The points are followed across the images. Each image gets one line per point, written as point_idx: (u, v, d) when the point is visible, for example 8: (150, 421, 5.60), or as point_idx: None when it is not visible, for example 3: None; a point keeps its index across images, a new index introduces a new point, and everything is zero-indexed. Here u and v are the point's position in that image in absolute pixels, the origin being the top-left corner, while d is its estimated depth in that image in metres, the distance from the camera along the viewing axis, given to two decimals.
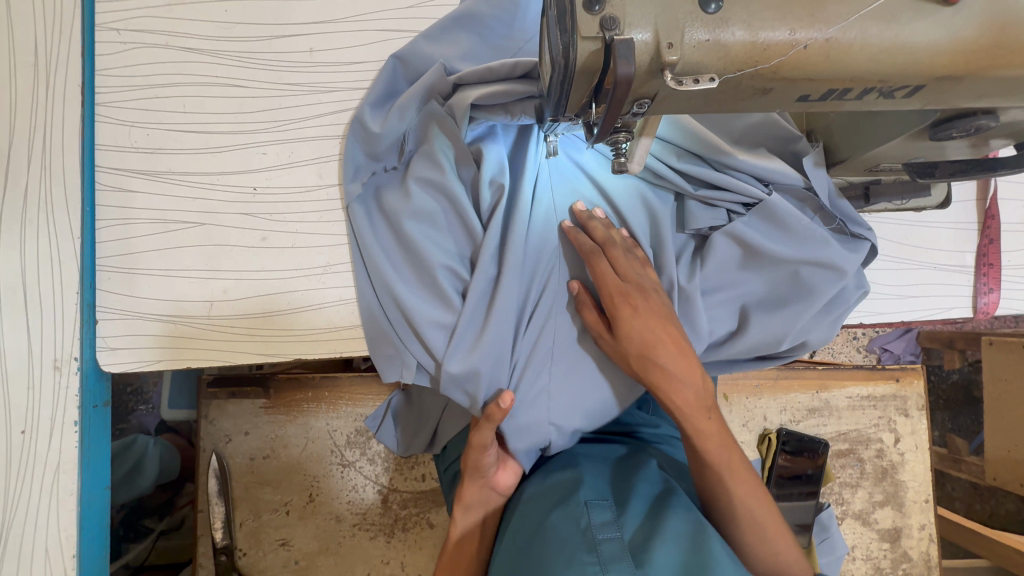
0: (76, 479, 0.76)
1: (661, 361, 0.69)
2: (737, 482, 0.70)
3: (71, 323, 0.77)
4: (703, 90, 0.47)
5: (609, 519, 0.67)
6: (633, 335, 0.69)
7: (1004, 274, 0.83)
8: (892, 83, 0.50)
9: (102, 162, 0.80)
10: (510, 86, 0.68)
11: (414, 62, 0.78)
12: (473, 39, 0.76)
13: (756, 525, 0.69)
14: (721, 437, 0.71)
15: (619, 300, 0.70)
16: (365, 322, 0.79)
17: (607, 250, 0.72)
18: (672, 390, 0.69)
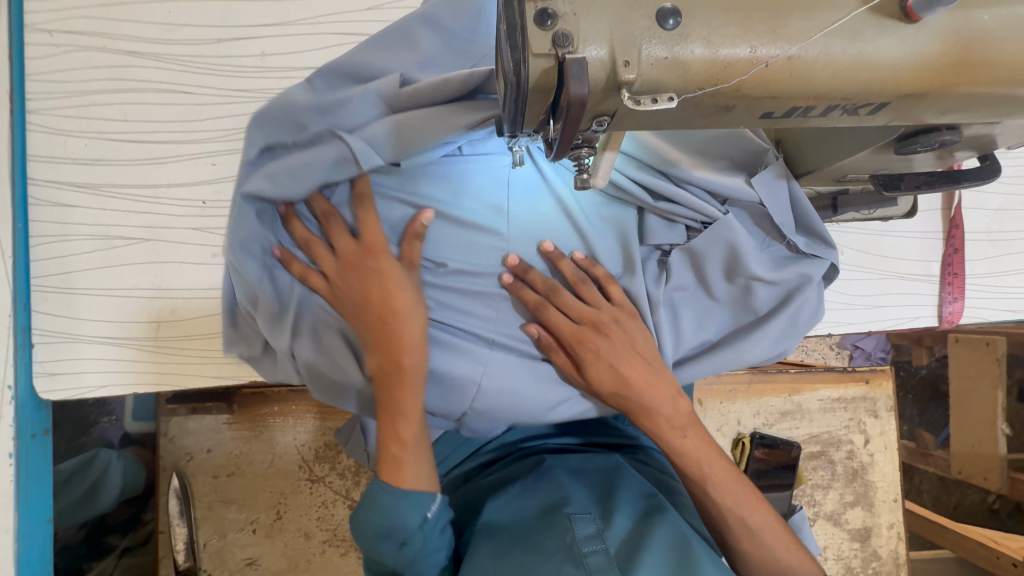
0: (13, 515, 0.71)
1: (630, 393, 0.69)
2: (723, 491, 0.69)
3: (3, 349, 0.71)
4: (662, 109, 0.45)
5: (593, 531, 0.66)
6: (600, 378, 0.70)
7: (967, 284, 0.84)
8: (855, 100, 0.49)
9: (36, 174, 0.75)
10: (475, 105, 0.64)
11: (361, 61, 0.71)
12: (435, 44, 0.72)
13: (747, 528, 0.68)
14: (702, 442, 0.71)
15: (577, 345, 0.70)
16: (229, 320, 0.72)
17: (552, 300, 0.70)
18: (647, 416, 0.70)
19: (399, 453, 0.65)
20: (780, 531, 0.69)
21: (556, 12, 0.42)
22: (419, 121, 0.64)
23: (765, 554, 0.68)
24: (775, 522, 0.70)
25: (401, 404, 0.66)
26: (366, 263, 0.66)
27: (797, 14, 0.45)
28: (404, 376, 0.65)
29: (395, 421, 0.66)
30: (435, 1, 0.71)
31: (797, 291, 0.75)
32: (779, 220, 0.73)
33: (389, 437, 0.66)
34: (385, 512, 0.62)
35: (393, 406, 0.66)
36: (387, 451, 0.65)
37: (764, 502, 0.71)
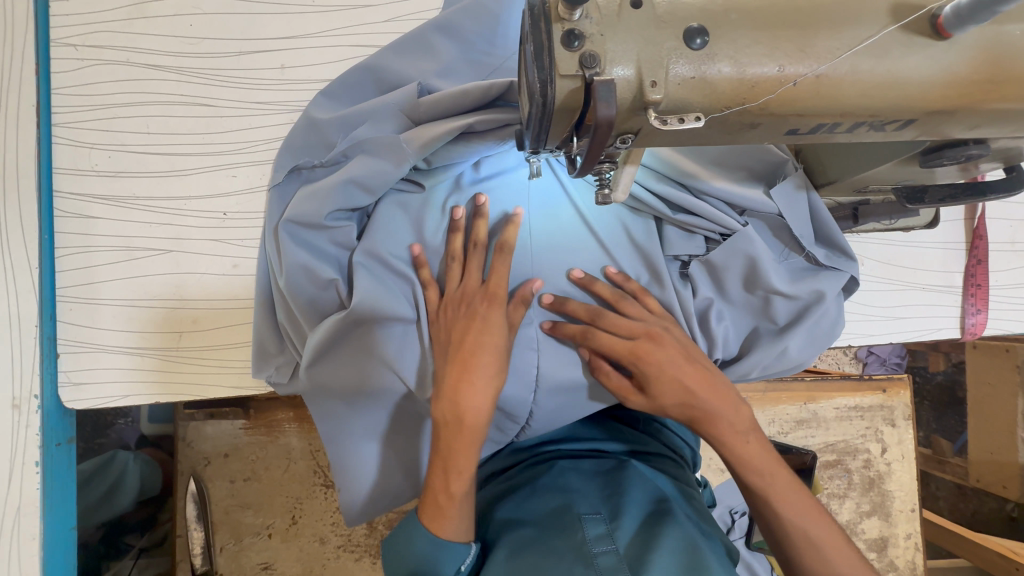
0: (39, 522, 0.73)
1: (693, 402, 0.64)
2: (789, 504, 0.62)
3: (30, 358, 0.73)
4: (689, 129, 0.45)
5: (604, 531, 0.67)
6: (664, 394, 0.65)
7: (991, 295, 0.83)
8: (883, 117, 0.48)
9: (61, 187, 0.76)
10: (485, 114, 0.65)
11: (384, 71, 0.73)
12: (452, 53, 0.72)
13: (812, 541, 0.60)
14: (762, 448, 0.65)
15: (632, 360, 0.66)
16: (257, 337, 0.74)
17: (598, 322, 0.70)
18: (709, 424, 0.64)
19: (445, 502, 0.60)
20: (849, 550, 0.60)
21: (583, 32, 0.42)
22: (430, 128, 0.65)
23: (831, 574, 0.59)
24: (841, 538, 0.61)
25: (454, 455, 0.61)
26: (484, 305, 0.65)
27: (826, 32, 0.45)
28: (467, 424, 0.61)
29: (447, 465, 0.60)
30: (455, 9, 0.72)
31: (816, 304, 0.74)
32: (797, 231, 0.72)
33: (438, 483, 0.60)
34: (424, 554, 0.59)
35: (444, 442, 0.61)
36: (431, 498, 0.60)
37: (829, 515, 0.62)
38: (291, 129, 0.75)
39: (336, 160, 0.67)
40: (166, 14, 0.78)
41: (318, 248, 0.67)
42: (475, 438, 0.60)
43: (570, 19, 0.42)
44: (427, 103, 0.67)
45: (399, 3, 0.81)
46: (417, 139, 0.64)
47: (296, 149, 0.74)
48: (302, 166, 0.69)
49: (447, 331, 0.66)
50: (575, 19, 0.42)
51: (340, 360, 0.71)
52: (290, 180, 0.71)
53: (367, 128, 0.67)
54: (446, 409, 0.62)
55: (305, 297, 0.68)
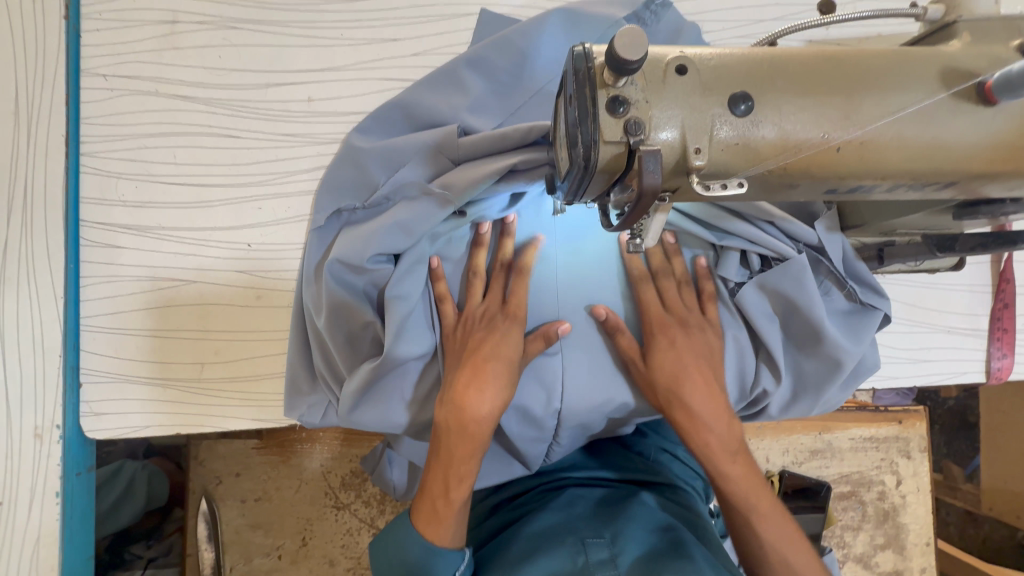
0: (57, 553, 0.73)
1: (688, 396, 0.67)
2: (768, 526, 0.65)
3: (52, 388, 0.73)
4: (731, 194, 0.44)
5: (607, 556, 0.69)
6: (695, 389, 0.67)
7: (1017, 339, 0.82)
8: (925, 180, 0.47)
9: (87, 216, 0.76)
10: (525, 154, 0.63)
11: (415, 107, 0.72)
12: (482, 87, 0.71)
13: (791, 569, 0.63)
14: (751, 475, 0.67)
15: (658, 327, 0.69)
16: (290, 374, 0.74)
17: (657, 279, 0.72)
18: (697, 429, 0.67)
19: (443, 510, 0.63)
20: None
21: (627, 98, 0.42)
22: (468, 171, 0.64)
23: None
24: (804, 544, 0.65)
25: (453, 460, 0.63)
26: (504, 323, 0.67)
27: (869, 99, 0.45)
28: (469, 431, 0.63)
29: (449, 471, 0.63)
30: (484, 44, 0.71)
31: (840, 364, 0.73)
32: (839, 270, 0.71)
33: (437, 489, 0.64)
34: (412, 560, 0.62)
35: (440, 448, 0.63)
36: (429, 505, 0.63)
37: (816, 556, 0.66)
38: (330, 164, 0.76)
39: (380, 203, 0.68)
40: (195, 45, 0.78)
41: (354, 289, 0.67)
42: (476, 448, 0.62)
43: (615, 85, 0.42)
44: (465, 144, 0.66)
45: (426, 36, 0.81)
46: (458, 182, 0.64)
47: (333, 187, 0.73)
48: (343, 208, 0.69)
49: (461, 343, 0.67)
50: (619, 86, 0.42)
51: (374, 401, 0.69)
52: (331, 224, 0.71)
53: (408, 170, 0.67)
54: (448, 413, 0.63)
55: (341, 338, 0.69)
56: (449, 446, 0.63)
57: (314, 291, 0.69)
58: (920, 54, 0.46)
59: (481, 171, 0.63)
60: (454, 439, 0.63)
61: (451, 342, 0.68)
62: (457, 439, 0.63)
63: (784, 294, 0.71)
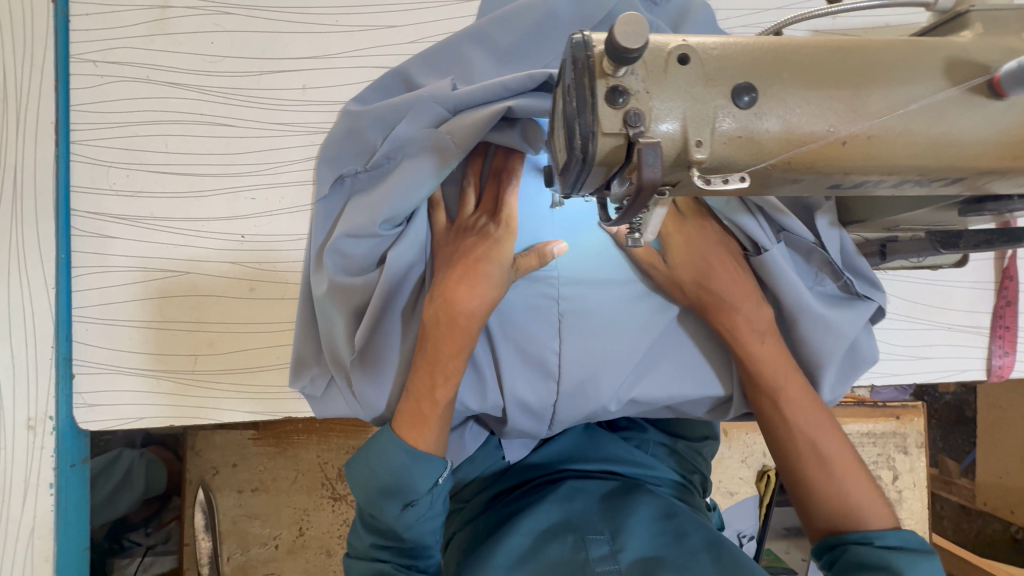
0: (52, 544, 0.72)
1: (716, 284, 0.67)
2: (795, 410, 0.67)
3: (45, 380, 0.72)
4: (731, 188, 0.43)
5: (607, 552, 0.69)
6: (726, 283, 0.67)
7: (1019, 337, 0.81)
8: (932, 175, 0.46)
9: (78, 205, 0.75)
10: (525, 99, 0.62)
11: (416, 79, 0.72)
12: (485, 58, 0.70)
13: (818, 456, 0.65)
14: (785, 362, 0.68)
15: (678, 224, 0.68)
16: (296, 349, 0.74)
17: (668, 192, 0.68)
18: (725, 316, 0.68)
19: (428, 411, 0.65)
20: (856, 466, 0.65)
21: (627, 89, 0.41)
22: (464, 117, 0.63)
23: (835, 488, 0.64)
24: (832, 428, 0.67)
25: (441, 359, 0.64)
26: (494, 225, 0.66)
27: (876, 91, 0.43)
28: (458, 325, 0.64)
29: (435, 369, 0.64)
30: (489, 19, 0.71)
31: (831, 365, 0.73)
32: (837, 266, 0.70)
33: (424, 390, 0.65)
34: (398, 468, 0.63)
35: (427, 343, 0.64)
36: (413, 408, 0.65)
37: (845, 440, 0.67)
38: (327, 140, 0.75)
39: (381, 163, 0.68)
40: (186, 31, 0.76)
41: (357, 254, 0.67)
42: (464, 342, 0.63)
43: (614, 75, 0.41)
44: (463, 95, 0.65)
45: (423, 24, 0.79)
46: (456, 133, 0.63)
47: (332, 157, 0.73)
48: (344, 176, 0.70)
49: (450, 251, 0.67)
50: (619, 75, 0.41)
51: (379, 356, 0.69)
52: (335, 192, 0.71)
53: (405, 123, 0.66)
54: (437, 309, 0.64)
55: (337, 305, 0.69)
56: (437, 343, 0.64)
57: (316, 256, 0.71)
58: (929, 45, 0.45)
59: (479, 118, 0.62)
60: (443, 334, 0.64)
61: (443, 245, 0.68)
62: (449, 335, 0.64)
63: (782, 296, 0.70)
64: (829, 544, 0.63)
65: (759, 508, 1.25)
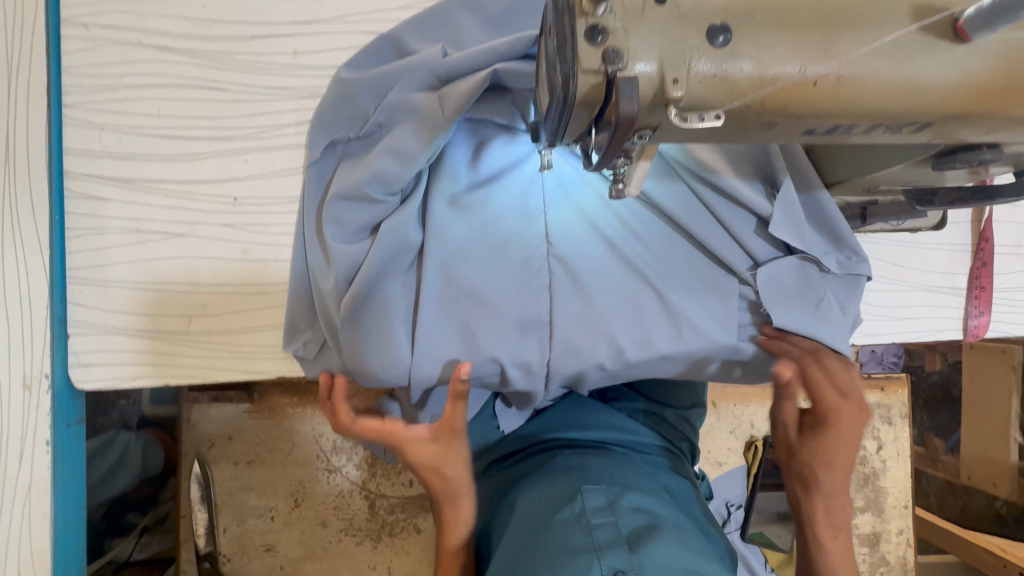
0: (49, 500, 0.73)
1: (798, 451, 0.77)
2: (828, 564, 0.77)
3: (40, 338, 0.74)
4: (707, 127, 0.45)
5: (603, 504, 0.70)
6: (824, 449, 0.75)
7: (994, 298, 0.84)
8: (901, 119, 0.48)
9: (71, 168, 0.76)
10: (515, 63, 0.67)
11: (406, 43, 0.75)
12: (473, 22, 0.73)
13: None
14: (844, 554, 0.78)
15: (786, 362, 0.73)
16: (291, 311, 0.76)
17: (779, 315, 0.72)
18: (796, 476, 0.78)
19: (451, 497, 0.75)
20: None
21: (606, 27, 0.42)
22: (454, 84, 0.68)
23: None
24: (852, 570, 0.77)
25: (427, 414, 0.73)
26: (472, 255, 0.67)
27: (845, 35, 0.45)
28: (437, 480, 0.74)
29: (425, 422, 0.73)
30: None
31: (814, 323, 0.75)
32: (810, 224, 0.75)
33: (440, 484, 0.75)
34: None
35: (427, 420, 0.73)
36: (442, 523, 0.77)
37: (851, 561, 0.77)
38: (322, 103, 0.77)
39: (371, 129, 0.71)
40: None
41: (354, 217, 0.70)
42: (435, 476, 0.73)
43: (594, 13, 0.42)
44: (452, 60, 0.69)
45: None
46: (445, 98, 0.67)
47: (326, 123, 0.76)
48: (336, 141, 0.73)
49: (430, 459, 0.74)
50: (599, 14, 0.42)
51: (369, 316, 0.70)
52: (330, 159, 0.74)
53: (398, 90, 0.70)
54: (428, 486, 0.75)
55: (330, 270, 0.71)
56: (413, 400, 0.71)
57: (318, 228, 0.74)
58: None
59: (467, 83, 0.66)
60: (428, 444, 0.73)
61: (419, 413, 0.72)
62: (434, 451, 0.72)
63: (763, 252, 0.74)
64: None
65: (747, 478, 1.27)
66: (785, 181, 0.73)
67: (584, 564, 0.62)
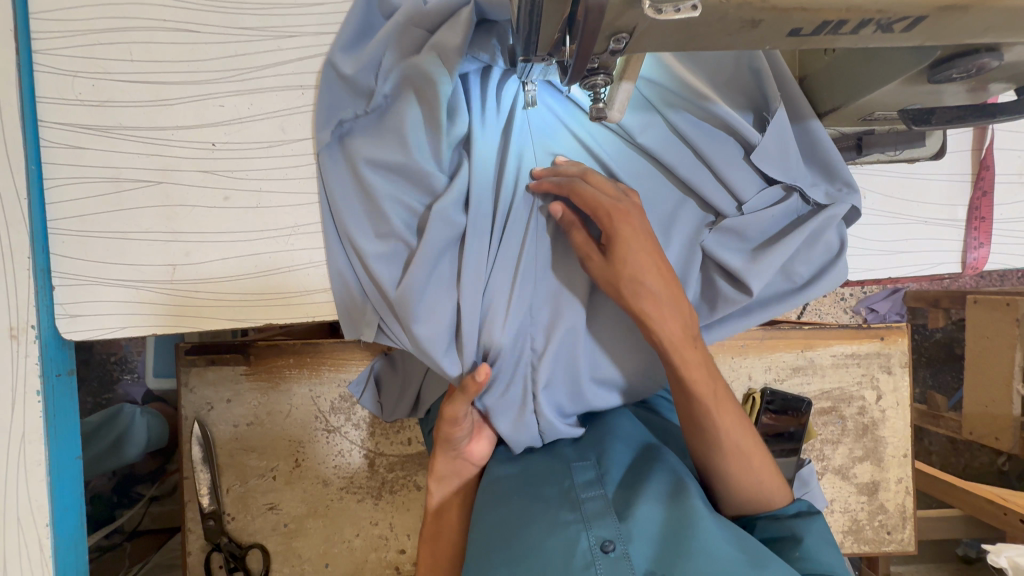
0: (43, 448, 0.74)
1: (649, 285, 0.65)
2: (723, 412, 0.67)
3: (24, 290, 0.73)
4: (684, 19, 0.43)
5: (592, 478, 0.69)
6: (628, 255, 0.65)
7: (995, 228, 0.83)
8: (891, 14, 0.46)
9: (45, 116, 0.74)
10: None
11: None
12: None
13: (741, 451, 0.67)
14: (708, 366, 0.68)
15: (615, 217, 0.65)
16: (346, 305, 0.76)
17: (587, 179, 0.69)
18: (658, 315, 0.66)
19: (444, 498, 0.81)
20: (763, 455, 0.69)
21: None
22: (443, 36, 0.65)
23: (748, 476, 0.68)
24: (749, 430, 0.69)
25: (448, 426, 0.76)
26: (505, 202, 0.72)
27: None
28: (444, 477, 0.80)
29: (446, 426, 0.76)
30: None
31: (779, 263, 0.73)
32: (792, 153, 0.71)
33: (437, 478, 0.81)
34: None
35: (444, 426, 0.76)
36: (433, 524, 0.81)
37: (749, 427, 0.69)
38: (324, 75, 0.74)
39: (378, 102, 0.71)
40: None
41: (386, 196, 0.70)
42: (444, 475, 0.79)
43: None
44: (435, 6, 0.66)
45: None
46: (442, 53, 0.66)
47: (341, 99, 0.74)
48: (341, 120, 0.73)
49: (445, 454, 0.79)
50: None
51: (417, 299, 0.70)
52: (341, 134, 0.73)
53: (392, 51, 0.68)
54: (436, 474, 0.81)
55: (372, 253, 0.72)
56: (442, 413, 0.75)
57: (345, 210, 0.73)
58: None
59: (456, 30, 0.65)
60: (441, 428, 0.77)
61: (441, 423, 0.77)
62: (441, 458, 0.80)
63: (733, 175, 0.72)
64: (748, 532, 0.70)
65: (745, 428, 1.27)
66: (777, 106, 0.69)
67: (570, 538, 0.62)
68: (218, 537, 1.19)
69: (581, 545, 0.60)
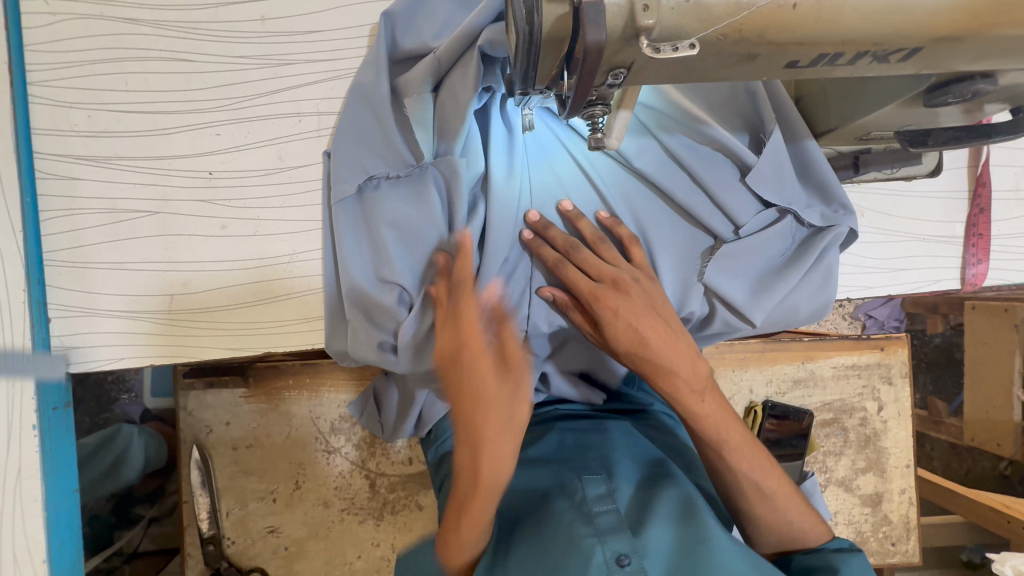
0: (39, 481, 0.73)
1: (653, 355, 0.66)
2: (736, 454, 0.67)
3: (20, 320, 0.72)
4: (681, 57, 0.43)
5: (604, 492, 0.68)
6: (618, 336, 0.67)
7: (993, 244, 0.83)
8: (887, 46, 0.46)
9: (40, 147, 0.74)
10: (492, 31, 0.63)
11: (398, 30, 0.71)
12: (450, 6, 0.70)
13: (762, 492, 0.67)
14: (721, 413, 0.68)
15: (596, 303, 0.67)
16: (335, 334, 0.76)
17: (572, 258, 0.69)
18: (664, 378, 0.66)
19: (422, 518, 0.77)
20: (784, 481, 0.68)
21: None
22: (454, 87, 0.67)
23: (766, 502, 0.67)
24: (771, 467, 0.68)
25: None
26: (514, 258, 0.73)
27: None
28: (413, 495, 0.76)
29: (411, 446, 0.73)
30: None
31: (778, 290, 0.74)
32: (791, 180, 0.72)
33: None
34: None
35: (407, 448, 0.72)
36: None
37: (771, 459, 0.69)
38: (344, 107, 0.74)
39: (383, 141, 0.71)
40: None
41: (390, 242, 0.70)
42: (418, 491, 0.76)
43: None
44: (444, 52, 0.66)
45: None
46: (455, 104, 0.67)
47: (354, 128, 0.73)
48: (339, 154, 0.72)
49: None
50: None
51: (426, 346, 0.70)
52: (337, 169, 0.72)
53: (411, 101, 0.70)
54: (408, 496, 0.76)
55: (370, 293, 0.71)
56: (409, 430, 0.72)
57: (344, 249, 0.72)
58: None
59: (467, 83, 0.65)
60: None
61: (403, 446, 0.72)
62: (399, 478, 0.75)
63: (734, 202, 0.72)
64: (780, 564, 0.69)
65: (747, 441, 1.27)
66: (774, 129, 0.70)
67: (586, 551, 0.60)
68: (218, 562, 1.18)
69: (597, 560, 0.59)
